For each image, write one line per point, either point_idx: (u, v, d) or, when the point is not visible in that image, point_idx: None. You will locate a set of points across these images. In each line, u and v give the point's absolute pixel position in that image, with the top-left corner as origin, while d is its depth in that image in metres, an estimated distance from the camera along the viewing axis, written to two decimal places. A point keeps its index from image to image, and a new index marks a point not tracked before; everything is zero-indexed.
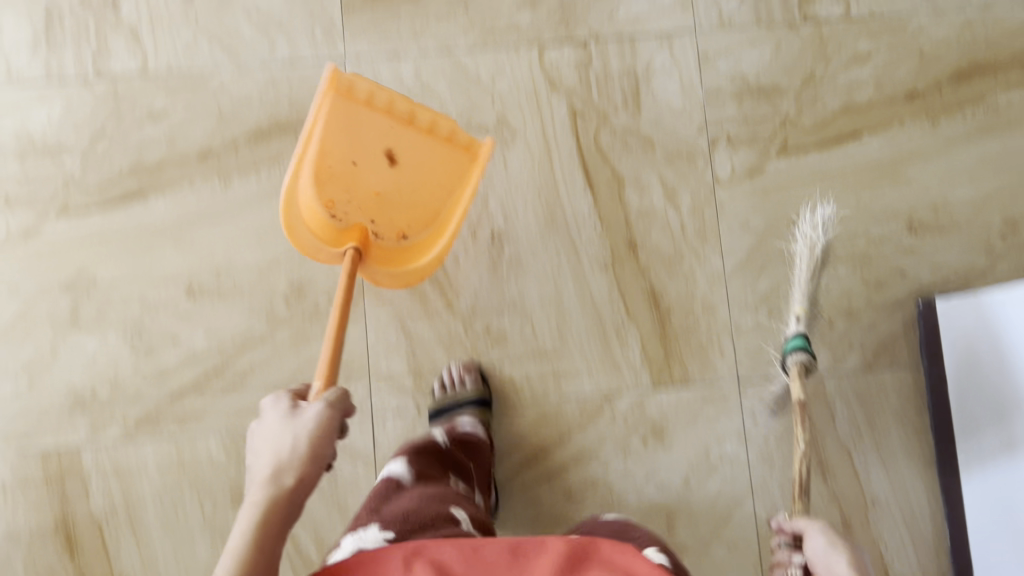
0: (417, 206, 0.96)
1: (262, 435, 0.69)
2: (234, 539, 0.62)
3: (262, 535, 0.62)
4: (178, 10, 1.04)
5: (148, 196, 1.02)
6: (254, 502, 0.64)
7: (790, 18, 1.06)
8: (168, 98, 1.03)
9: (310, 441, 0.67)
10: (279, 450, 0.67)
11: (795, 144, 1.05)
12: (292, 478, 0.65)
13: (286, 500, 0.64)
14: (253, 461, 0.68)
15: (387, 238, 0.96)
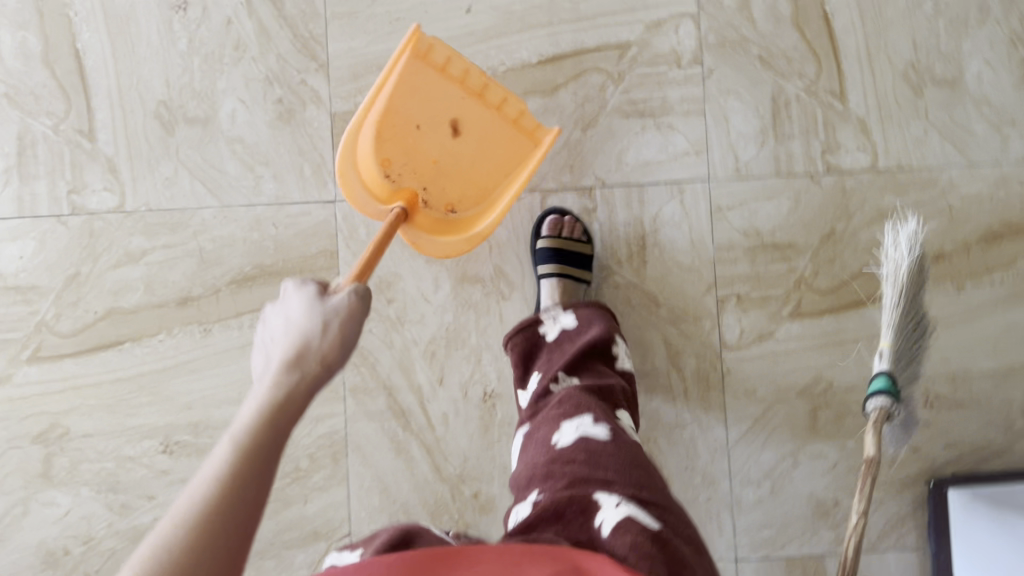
0: (469, 181, 0.95)
1: (283, 317, 0.59)
2: (249, 408, 0.52)
3: (273, 416, 0.51)
4: (158, 142, 0.98)
5: (124, 343, 0.97)
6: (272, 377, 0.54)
7: (811, 168, 0.99)
8: (147, 237, 0.98)
9: (341, 325, 0.58)
10: (306, 330, 0.57)
11: (809, 307, 0.98)
12: (316, 362, 0.55)
13: (314, 380, 0.54)
14: (271, 340, 0.59)
15: (436, 208, 0.94)
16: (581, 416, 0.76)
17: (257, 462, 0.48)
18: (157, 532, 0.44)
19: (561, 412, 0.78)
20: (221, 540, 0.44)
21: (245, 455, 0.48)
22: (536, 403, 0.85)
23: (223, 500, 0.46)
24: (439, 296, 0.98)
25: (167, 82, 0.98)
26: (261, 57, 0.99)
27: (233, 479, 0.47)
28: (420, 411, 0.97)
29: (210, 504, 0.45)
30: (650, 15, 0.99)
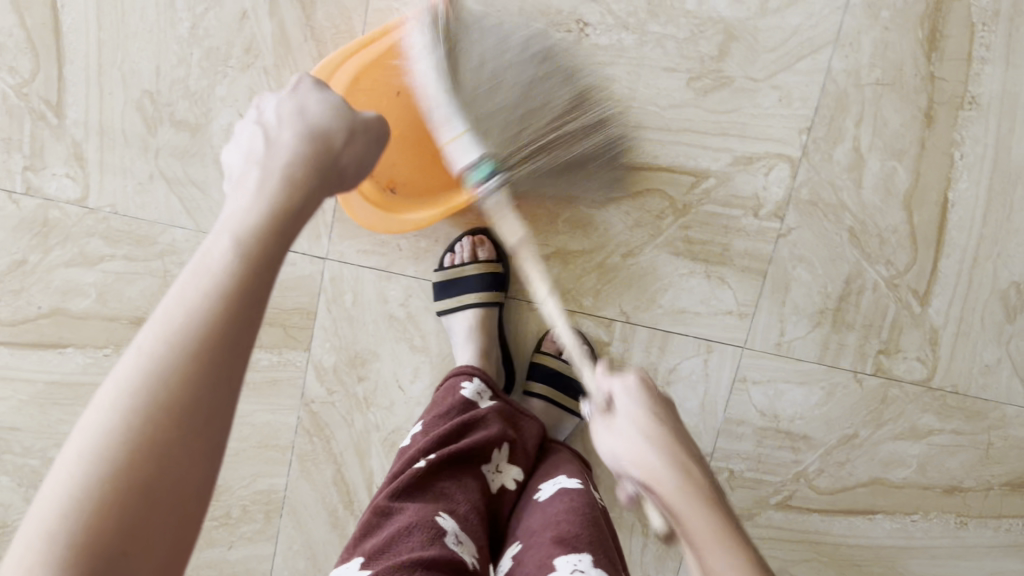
0: (422, 168, 0.84)
1: (298, 105, 0.52)
2: (259, 190, 0.45)
3: (281, 211, 0.44)
4: (137, 138, 0.83)
5: (65, 346, 0.88)
6: (274, 180, 0.46)
7: (859, 364, 0.87)
8: (107, 240, 0.86)
9: (365, 124, 0.53)
10: (329, 131, 0.51)
11: (800, 501, 0.90)
12: (346, 156, 0.51)
13: (333, 175, 0.49)
14: (269, 124, 0.51)
15: (379, 179, 0.83)
16: (579, 551, 0.60)
17: (261, 262, 0.40)
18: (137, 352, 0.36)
19: (562, 530, 0.64)
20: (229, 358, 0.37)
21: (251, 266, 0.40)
22: (519, 526, 0.70)
23: (214, 325, 0.37)
24: (416, 390, 0.89)
25: (160, 71, 0.82)
26: (274, 71, 0.82)
27: (240, 277, 0.39)
28: (366, 493, 0.91)
29: (202, 334, 0.36)
30: (743, 146, 0.82)
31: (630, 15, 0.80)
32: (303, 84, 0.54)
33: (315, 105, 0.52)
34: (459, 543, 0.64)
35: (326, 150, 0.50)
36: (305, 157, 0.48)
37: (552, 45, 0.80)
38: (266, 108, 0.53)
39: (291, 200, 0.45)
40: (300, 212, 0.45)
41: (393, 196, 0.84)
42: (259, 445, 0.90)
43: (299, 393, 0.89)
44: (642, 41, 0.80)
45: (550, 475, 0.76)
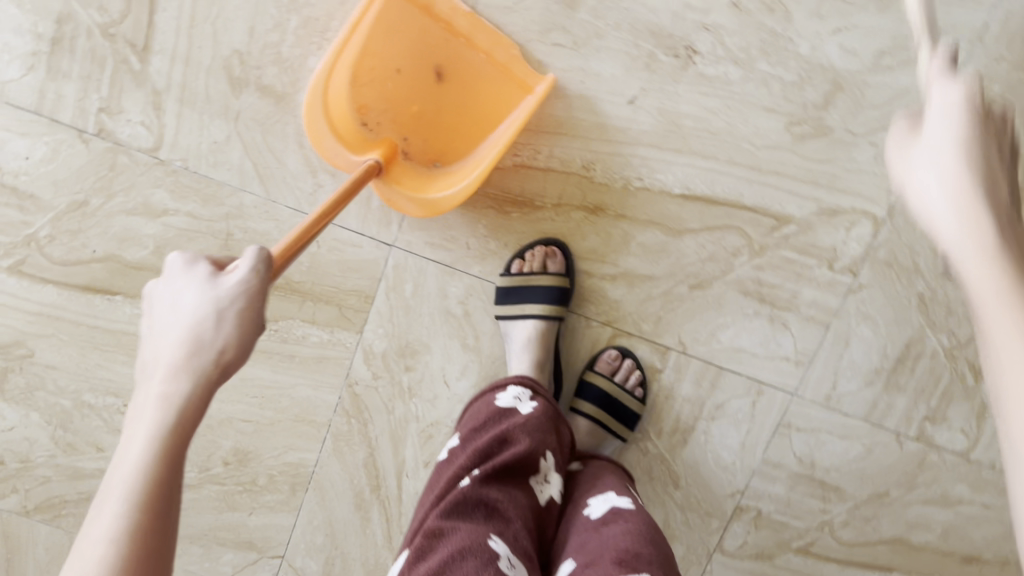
0: (456, 132, 0.80)
1: (169, 304, 0.48)
2: (128, 450, 0.42)
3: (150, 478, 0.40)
4: (219, 98, 0.81)
5: (115, 294, 0.87)
6: (148, 419, 0.43)
7: (902, 426, 0.87)
8: (172, 194, 0.84)
9: (236, 302, 0.47)
10: (195, 334, 0.46)
11: (821, 549, 0.90)
12: (220, 350, 0.46)
13: (207, 385, 0.45)
14: (149, 342, 0.47)
15: (417, 162, 0.80)
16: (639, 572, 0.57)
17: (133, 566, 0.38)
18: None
19: (620, 550, 0.61)
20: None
21: (117, 567, 0.38)
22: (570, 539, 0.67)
23: None
24: (461, 388, 0.88)
25: (254, 33, 0.80)
26: None
27: None
28: (394, 480, 0.91)
29: None
30: (830, 198, 0.81)
31: (742, 50, 0.78)
32: (179, 263, 0.50)
33: (192, 289, 0.48)
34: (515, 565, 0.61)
35: (202, 352, 0.45)
36: (175, 381, 0.44)
37: (659, 67, 0.79)
38: (152, 294, 0.49)
39: (169, 444, 0.42)
40: (178, 446, 0.42)
41: (438, 170, 0.80)
42: (295, 420, 0.90)
43: (344, 373, 0.88)
44: (749, 77, 0.79)
45: (598, 490, 0.73)
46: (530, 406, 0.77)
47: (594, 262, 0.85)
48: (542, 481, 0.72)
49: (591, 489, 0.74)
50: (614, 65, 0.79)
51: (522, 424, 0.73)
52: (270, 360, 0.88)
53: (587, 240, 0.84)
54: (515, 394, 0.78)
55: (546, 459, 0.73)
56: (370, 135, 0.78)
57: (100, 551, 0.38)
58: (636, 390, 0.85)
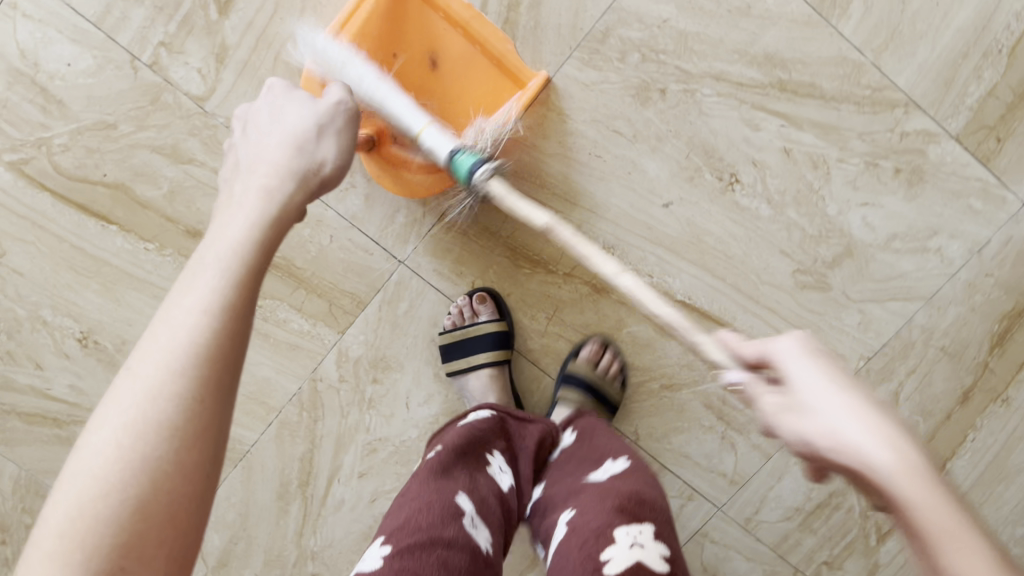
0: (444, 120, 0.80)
1: (274, 115, 0.50)
2: (242, 207, 0.42)
3: (270, 227, 0.41)
4: (283, 73, 0.81)
5: (110, 222, 0.85)
6: (253, 200, 0.43)
7: (803, 565, 0.93)
8: (205, 146, 0.83)
9: (335, 122, 0.51)
10: (300, 139, 0.48)
11: None
12: (321, 157, 0.48)
13: (311, 178, 0.47)
14: (251, 142, 0.48)
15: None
16: (641, 522, 0.57)
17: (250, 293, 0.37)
18: (159, 353, 0.34)
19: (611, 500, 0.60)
20: (202, 416, 0.34)
21: (235, 280, 0.37)
22: (561, 501, 0.66)
23: (187, 373, 0.34)
24: (419, 413, 0.90)
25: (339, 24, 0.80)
26: None
27: (227, 310, 0.36)
28: (324, 482, 0.92)
29: (170, 387, 0.34)
30: None
31: (777, 193, 0.83)
32: (278, 83, 0.53)
33: (297, 106, 0.51)
34: (480, 525, 0.60)
35: (303, 160, 0.47)
36: (290, 169, 0.46)
37: (702, 182, 0.84)
38: (245, 117, 0.51)
39: (281, 207, 0.43)
40: (288, 213, 0.43)
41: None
42: (247, 397, 0.90)
43: (311, 367, 0.89)
44: (776, 219, 0.84)
45: (574, 466, 0.72)
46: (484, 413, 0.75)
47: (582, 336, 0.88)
48: (499, 468, 0.70)
49: (574, 463, 0.73)
50: (662, 167, 0.83)
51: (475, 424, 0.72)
52: None
53: (584, 315, 0.87)
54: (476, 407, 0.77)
55: (495, 454, 0.71)
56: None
57: (212, 272, 0.37)
58: (609, 368, 0.86)
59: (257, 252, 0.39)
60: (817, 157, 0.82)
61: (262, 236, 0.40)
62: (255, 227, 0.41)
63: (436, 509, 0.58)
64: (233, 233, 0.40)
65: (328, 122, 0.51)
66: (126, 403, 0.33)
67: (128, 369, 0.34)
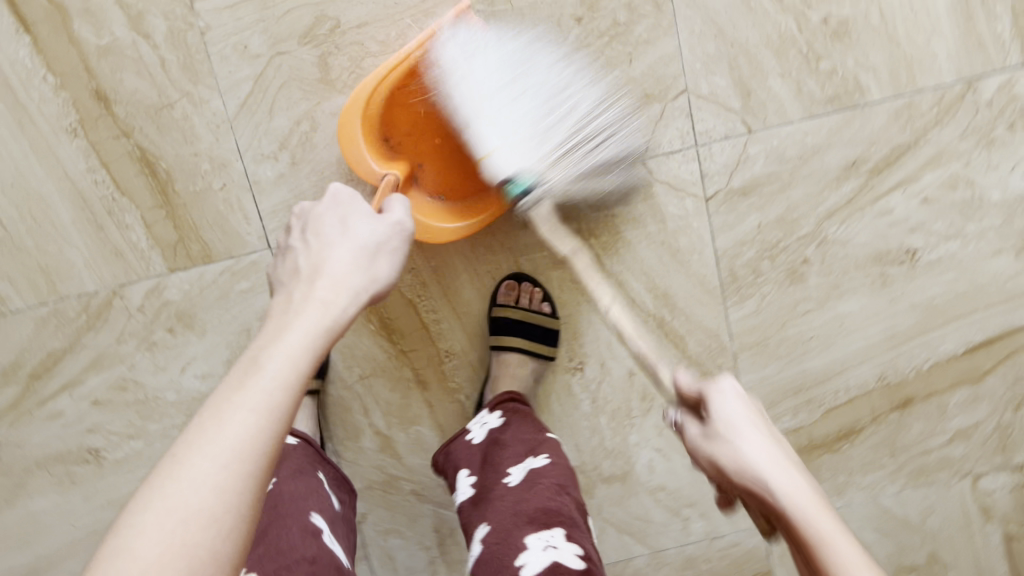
0: (470, 173, 0.83)
1: (342, 227, 0.60)
2: (306, 316, 0.51)
3: (324, 336, 0.50)
4: (284, 29, 0.80)
5: (27, 32, 0.79)
6: (314, 312, 0.52)
7: None
8: (169, 33, 0.80)
9: (389, 239, 0.61)
10: (360, 254, 0.58)
11: None
12: (377, 274, 0.58)
13: (367, 292, 0.56)
14: (322, 249, 0.58)
15: (425, 186, 0.84)
16: (550, 527, 0.63)
17: (298, 392, 0.46)
18: (227, 429, 0.43)
19: (517, 517, 0.64)
20: (246, 487, 0.42)
21: (296, 375, 0.47)
22: (480, 503, 0.70)
23: (251, 445, 0.43)
24: (188, 384, 0.87)
25: (362, 27, 0.80)
26: None
27: (282, 404, 0.45)
28: (54, 385, 0.86)
29: (236, 464, 0.42)
30: None
31: (602, 399, 0.91)
32: (342, 192, 0.63)
33: (361, 223, 0.61)
34: (335, 542, 0.68)
35: (357, 274, 0.57)
36: (348, 281, 0.55)
37: (556, 354, 0.90)
38: (309, 224, 0.61)
39: (336, 319, 0.52)
40: (341, 326, 0.52)
41: (441, 202, 0.84)
42: (39, 268, 0.84)
43: (121, 281, 0.84)
44: (587, 417, 0.91)
45: (507, 447, 0.73)
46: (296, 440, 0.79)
47: (376, 407, 0.89)
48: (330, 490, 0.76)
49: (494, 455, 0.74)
50: None
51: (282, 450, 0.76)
52: (80, 209, 0.83)
53: (390, 392, 0.89)
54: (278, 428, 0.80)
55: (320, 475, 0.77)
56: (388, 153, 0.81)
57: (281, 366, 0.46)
58: (531, 300, 0.87)
59: (304, 363, 0.48)
60: (649, 393, 0.91)
61: (316, 346, 0.49)
62: (310, 339, 0.49)
63: (298, 531, 0.65)
64: (285, 342, 0.48)
65: (387, 241, 0.61)
66: (186, 479, 0.41)
67: (183, 448, 0.42)
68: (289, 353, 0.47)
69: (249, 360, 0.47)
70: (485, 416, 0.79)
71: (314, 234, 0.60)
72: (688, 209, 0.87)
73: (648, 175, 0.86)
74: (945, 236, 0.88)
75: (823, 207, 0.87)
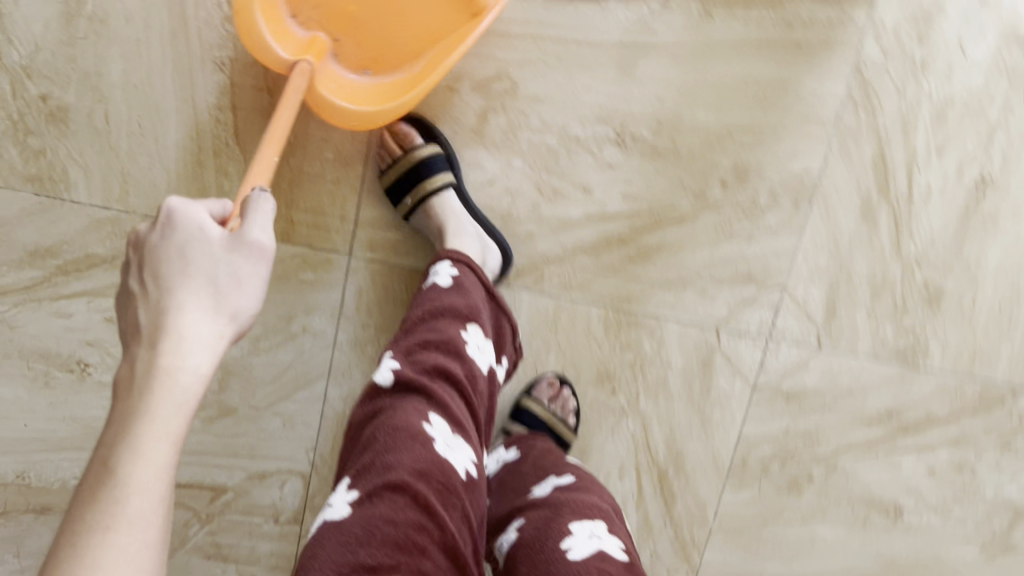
0: (394, 40, 0.78)
1: (181, 252, 0.51)
2: (156, 381, 0.46)
3: (184, 404, 0.46)
4: (461, 73, 0.80)
5: None
6: (169, 377, 0.46)
7: None
8: None
9: (241, 257, 0.52)
10: (212, 299, 0.50)
11: None
12: (230, 312, 0.51)
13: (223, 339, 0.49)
14: (157, 301, 0.49)
15: (345, 63, 0.79)
16: (592, 520, 0.64)
17: (162, 485, 0.43)
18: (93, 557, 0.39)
19: (560, 512, 0.65)
20: None
21: (157, 467, 0.43)
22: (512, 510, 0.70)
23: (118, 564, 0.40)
24: None
25: (534, 101, 0.80)
26: (534, 213, 0.84)
27: (147, 507, 0.42)
28: (77, 288, 0.82)
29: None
30: None
31: None
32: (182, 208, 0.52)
33: (206, 252, 0.51)
34: (447, 438, 0.63)
35: (210, 322, 0.49)
36: (202, 335, 0.48)
37: None
38: (148, 264, 0.51)
39: (190, 376, 0.47)
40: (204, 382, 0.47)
41: (368, 78, 0.79)
42: (119, 173, 0.80)
43: None
44: None
45: (536, 469, 0.75)
46: (449, 279, 0.75)
47: None
48: (475, 350, 0.72)
49: (519, 477, 0.75)
50: None
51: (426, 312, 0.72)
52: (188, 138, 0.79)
53: None
54: (448, 268, 0.76)
55: (471, 327, 0.73)
56: (295, 29, 0.76)
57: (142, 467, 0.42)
58: (565, 405, 0.85)
59: (163, 455, 0.43)
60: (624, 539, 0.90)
61: (175, 421, 0.45)
62: (167, 418, 0.45)
63: (399, 434, 0.61)
64: (143, 438, 0.43)
65: (240, 267, 0.52)
66: None
67: None
68: (155, 458, 0.43)
69: (104, 473, 0.42)
70: (499, 450, 0.82)
71: (155, 278, 0.50)
72: (734, 389, 0.89)
73: (715, 344, 0.88)
74: (933, 509, 0.92)
75: (846, 437, 0.91)
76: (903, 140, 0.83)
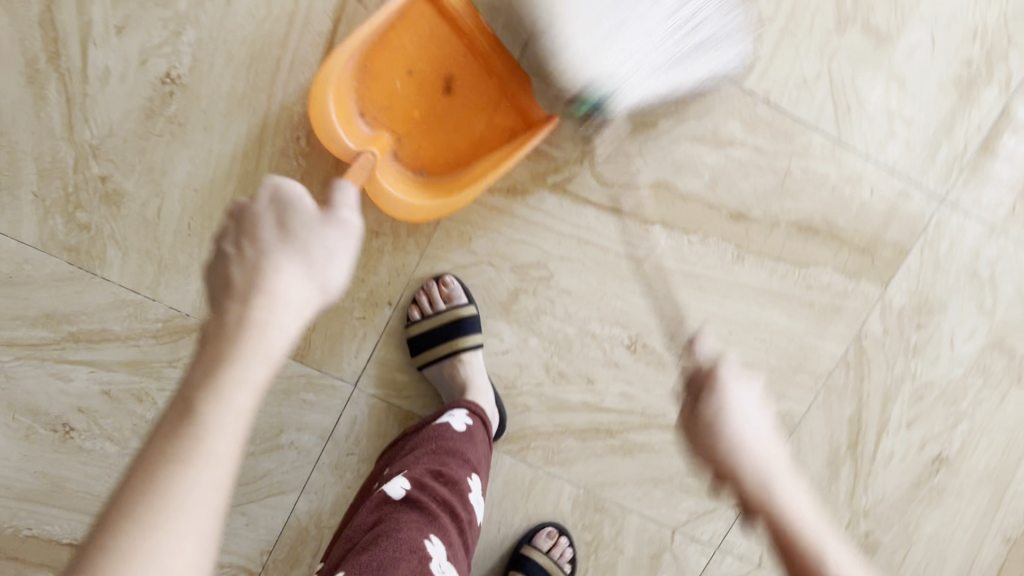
0: (453, 143, 0.79)
1: (267, 223, 0.48)
2: (246, 328, 0.43)
3: (268, 355, 0.42)
4: (506, 249, 0.84)
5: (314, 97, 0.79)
6: (260, 325, 0.43)
7: None
8: None
9: (320, 232, 0.49)
10: (300, 260, 0.47)
11: None
12: (318, 276, 0.47)
13: (303, 306, 0.46)
14: (243, 260, 0.46)
15: (405, 163, 0.79)
16: None
17: (238, 436, 0.40)
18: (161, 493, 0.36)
19: None
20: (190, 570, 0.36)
21: (234, 417, 0.40)
22: None
23: (187, 505, 0.36)
24: None
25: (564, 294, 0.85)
26: (536, 388, 0.88)
27: (222, 455, 0.38)
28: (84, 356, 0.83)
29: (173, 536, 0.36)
30: None
31: None
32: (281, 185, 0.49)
33: (295, 220, 0.48)
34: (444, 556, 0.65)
35: (304, 289, 0.46)
36: (292, 302, 0.45)
37: None
38: (245, 229, 0.48)
39: (278, 330, 0.44)
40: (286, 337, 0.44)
41: (424, 177, 0.79)
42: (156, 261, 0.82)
43: None
44: None
45: None
46: (463, 421, 0.79)
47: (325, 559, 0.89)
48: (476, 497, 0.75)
49: None
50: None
51: (436, 448, 0.76)
52: None
53: None
54: (466, 414, 0.79)
55: (475, 474, 0.76)
56: (360, 125, 0.76)
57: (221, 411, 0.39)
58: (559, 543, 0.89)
59: (245, 398, 0.40)
60: None
61: (261, 371, 0.42)
62: (254, 365, 0.41)
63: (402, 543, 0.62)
64: (228, 382, 0.40)
65: (332, 242, 0.49)
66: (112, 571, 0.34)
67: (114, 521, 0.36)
68: (237, 403, 0.40)
69: (184, 410, 0.39)
70: None
71: (251, 240, 0.47)
72: None
73: (668, 543, 0.92)
74: None
75: None
76: (880, 406, 0.90)
